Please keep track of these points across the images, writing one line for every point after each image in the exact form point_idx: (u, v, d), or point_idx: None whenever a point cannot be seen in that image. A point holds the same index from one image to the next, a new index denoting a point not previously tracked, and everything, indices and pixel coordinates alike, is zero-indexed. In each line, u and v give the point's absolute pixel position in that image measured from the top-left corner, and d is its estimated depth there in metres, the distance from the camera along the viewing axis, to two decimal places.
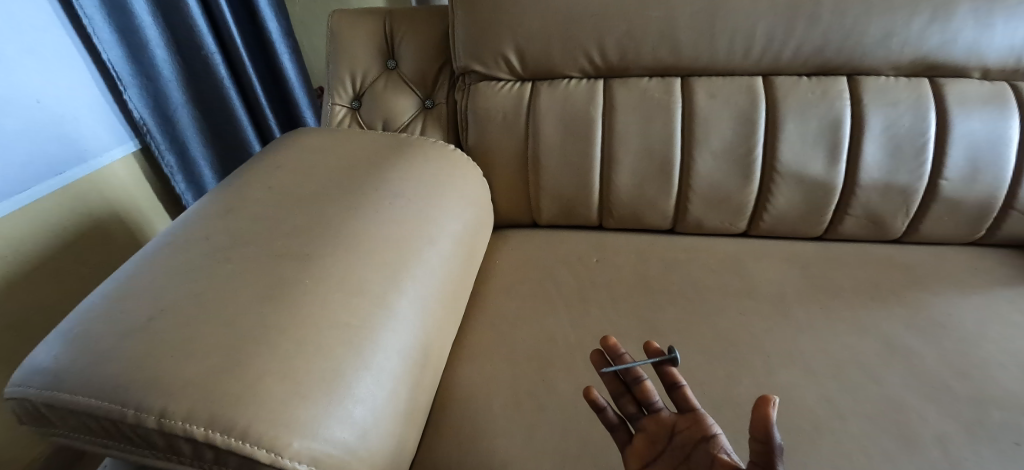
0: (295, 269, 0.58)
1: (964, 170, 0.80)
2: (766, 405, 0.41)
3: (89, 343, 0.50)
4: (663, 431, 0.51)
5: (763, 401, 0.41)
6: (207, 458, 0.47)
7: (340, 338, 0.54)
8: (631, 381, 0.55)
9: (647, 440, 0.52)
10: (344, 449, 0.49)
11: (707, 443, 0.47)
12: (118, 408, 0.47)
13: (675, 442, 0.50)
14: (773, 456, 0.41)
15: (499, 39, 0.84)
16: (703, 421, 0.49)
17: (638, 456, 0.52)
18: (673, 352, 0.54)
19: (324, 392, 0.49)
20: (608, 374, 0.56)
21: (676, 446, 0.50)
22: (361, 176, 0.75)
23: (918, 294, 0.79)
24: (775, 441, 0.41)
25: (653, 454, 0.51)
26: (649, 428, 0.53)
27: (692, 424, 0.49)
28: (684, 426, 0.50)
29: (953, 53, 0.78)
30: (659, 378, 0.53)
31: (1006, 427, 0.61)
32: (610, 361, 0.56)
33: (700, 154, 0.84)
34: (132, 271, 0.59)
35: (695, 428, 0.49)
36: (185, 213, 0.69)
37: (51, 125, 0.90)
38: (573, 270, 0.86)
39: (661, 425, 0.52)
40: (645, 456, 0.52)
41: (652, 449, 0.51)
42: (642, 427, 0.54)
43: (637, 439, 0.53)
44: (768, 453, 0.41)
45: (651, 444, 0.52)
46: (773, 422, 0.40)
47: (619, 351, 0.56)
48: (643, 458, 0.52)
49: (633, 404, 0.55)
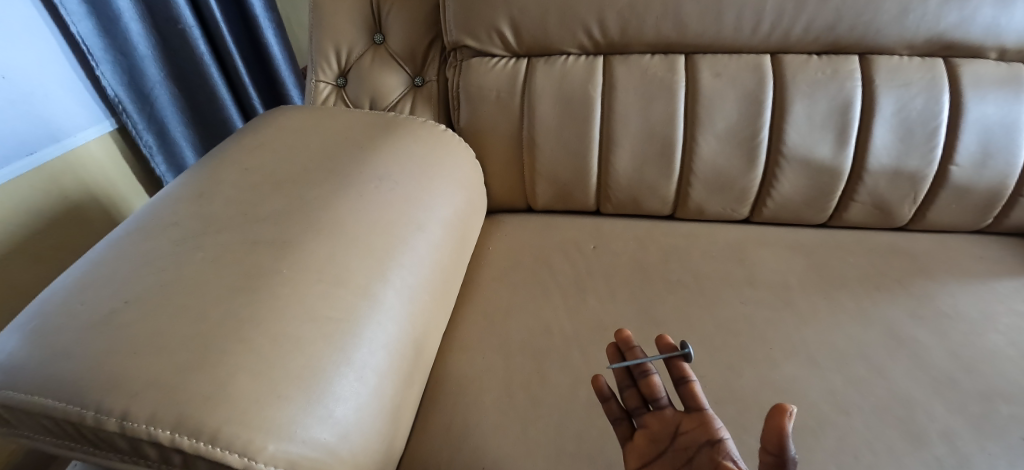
0: (272, 257, 0.54)
1: (975, 157, 0.77)
2: (781, 415, 0.39)
3: (46, 337, 0.47)
4: (666, 431, 0.49)
5: (778, 411, 0.39)
6: (175, 462, 0.44)
7: (320, 331, 0.50)
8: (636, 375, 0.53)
9: (649, 438, 0.50)
10: (324, 450, 0.45)
11: (711, 447, 0.45)
12: (76, 409, 0.43)
13: (678, 443, 0.47)
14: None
15: (492, 11, 0.79)
16: (711, 423, 0.46)
17: (638, 455, 0.50)
18: (687, 348, 0.51)
19: (303, 390, 0.46)
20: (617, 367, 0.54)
21: (679, 448, 0.47)
22: (345, 157, 0.71)
23: (923, 284, 0.76)
24: (789, 453, 0.38)
25: (653, 454, 0.49)
26: (651, 425, 0.50)
27: (698, 425, 0.47)
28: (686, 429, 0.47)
29: (971, 32, 0.74)
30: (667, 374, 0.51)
31: (1014, 422, 0.59)
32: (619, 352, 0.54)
33: (703, 137, 0.81)
34: (97, 259, 0.55)
35: (700, 430, 0.46)
36: (157, 196, 0.64)
37: (20, 103, 0.85)
38: (569, 257, 0.83)
39: (664, 424, 0.49)
40: (644, 455, 0.49)
41: (653, 449, 0.49)
42: (645, 424, 0.51)
43: (638, 436, 0.51)
44: (781, 466, 0.39)
45: (653, 443, 0.49)
46: (787, 432, 0.38)
47: (631, 345, 0.54)
48: (643, 458, 0.49)
49: (637, 400, 0.53)
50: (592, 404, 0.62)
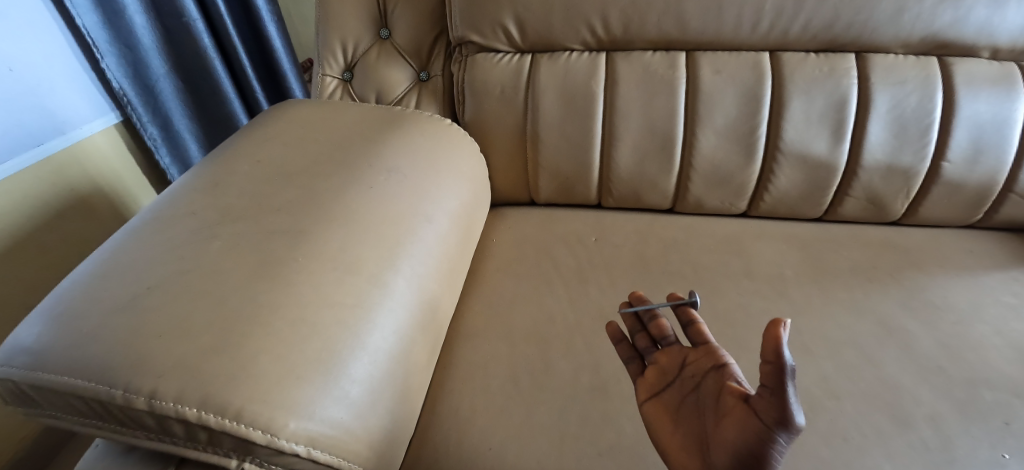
0: (287, 246, 0.56)
1: (966, 153, 0.79)
2: (776, 326, 0.40)
3: (73, 321, 0.49)
4: (675, 363, 0.54)
5: (774, 322, 0.40)
6: (200, 438, 0.46)
7: (335, 317, 0.52)
8: (647, 320, 0.60)
9: (658, 372, 0.55)
10: (341, 429, 0.48)
11: (717, 372, 0.49)
12: (106, 388, 0.45)
13: (685, 373, 0.52)
14: (783, 376, 0.39)
15: (498, 8, 0.81)
16: (716, 352, 0.51)
17: (648, 388, 0.55)
18: (694, 297, 0.58)
19: (320, 372, 0.48)
20: (627, 314, 0.60)
21: (687, 377, 0.52)
22: (354, 150, 0.72)
23: (915, 277, 0.79)
24: (785, 361, 0.39)
25: (663, 384, 0.54)
26: (661, 361, 0.55)
27: (704, 355, 0.52)
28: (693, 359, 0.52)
29: (964, 31, 0.76)
30: (676, 317, 0.56)
31: (997, 407, 0.61)
32: (629, 302, 0.61)
33: (703, 132, 0.83)
34: (116, 247, 0.57)
35: (707, 358, 0.51)
36: (170, 187, 0.66)
37: (27, 95, 0.86)
38: (571, 249, 0.85)
39: (673, 358, 0.55)
40: (655, 386, 0.54)
41: (663, 380, 0.54)
42: (655, 361, 0.56)
43: (648, 371, 0.56)
44: (779, 374, 0.39)
45: (662, 376, 0.54)
46: (782, 339, 0.39)
47: (641, 296, 0.60)
48: (653, 389, 0.54)
49: (647, 341, 0.58)
50: (594, 389, 0.64)
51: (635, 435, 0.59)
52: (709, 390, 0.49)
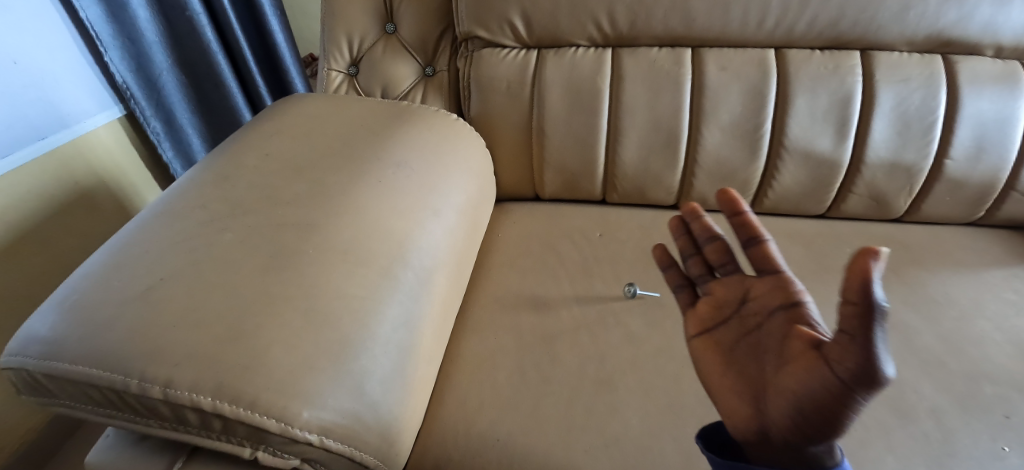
0: (298, 239, 0.57)
1: (969, 151, 0.80)
2: (864, 259, 0.35)
3: (87, 311, 0.49)
4: (735, 297, 0.52)
5: (862, 255, 0.35)
6: (214, 427, 0.46)
7: (345, 309, 0.53)
8: (705, 243, 0.58)
9: (714, 304, 0.54)
10: (353, 418, 0.49)
11: (786, 311, 0.46)
12: (120, 378, 0.46)
13: (748, 308, 0.50)
14: (871, 322, 0.34)
15: (504, 3, 0.81)
16: (788, 286, 0.48)
17: (700, 321, 0.54)
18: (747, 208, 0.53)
19: (332, 363, 0.49)
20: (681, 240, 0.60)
21: (749, 314, 0.50)
22: (361, 144, 0.73)
23: (917, 273, 0.79)
24: (875, 301, 0.34)
25: (718, 319, 0.53)
26: (717, 292, 0.54)
27: (768, 288, 0.49)
28: (759, 289, 0.50)
29: (968, 29, 0.76)
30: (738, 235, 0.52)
31: (997, 401, 0.62)
32: (681, 216, 0.61)
33: (708, 128, 0.83)
34: (127, 239, 0.57)
35: (772, 294, 0.48)
36: (179, 180, 0.67)
37: (30, 88, 0.86)
38: (576, 244, 0.85)
39: (732, 291, 0.53)
40: (709, 319, 0.53)
41: (720, 314, 0.53)
42: (711, 291, 0.55)
43: (703, 303, 0.55)
44: (863, 320, 0.34)
45: (717, 309, 0.53)
46: (871, 273, 0.34)
47: (698, 215, 0.60)
48: (706, 321, 0.54)
49: (702, 269, 0.57)
50: (599, 382, 0.65)
51: (641, 427, 0.60)
52: (773, 330, 0.47)
